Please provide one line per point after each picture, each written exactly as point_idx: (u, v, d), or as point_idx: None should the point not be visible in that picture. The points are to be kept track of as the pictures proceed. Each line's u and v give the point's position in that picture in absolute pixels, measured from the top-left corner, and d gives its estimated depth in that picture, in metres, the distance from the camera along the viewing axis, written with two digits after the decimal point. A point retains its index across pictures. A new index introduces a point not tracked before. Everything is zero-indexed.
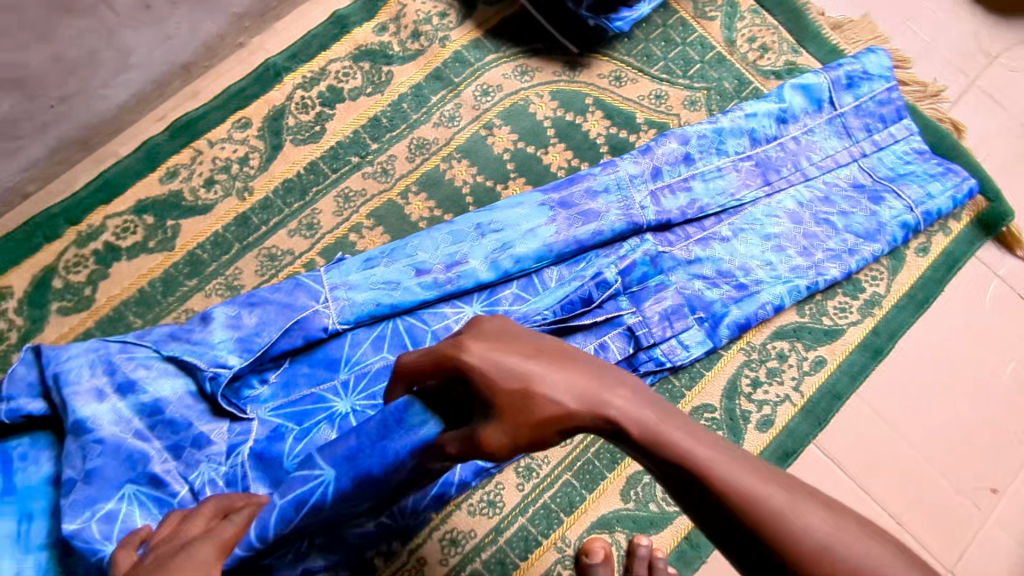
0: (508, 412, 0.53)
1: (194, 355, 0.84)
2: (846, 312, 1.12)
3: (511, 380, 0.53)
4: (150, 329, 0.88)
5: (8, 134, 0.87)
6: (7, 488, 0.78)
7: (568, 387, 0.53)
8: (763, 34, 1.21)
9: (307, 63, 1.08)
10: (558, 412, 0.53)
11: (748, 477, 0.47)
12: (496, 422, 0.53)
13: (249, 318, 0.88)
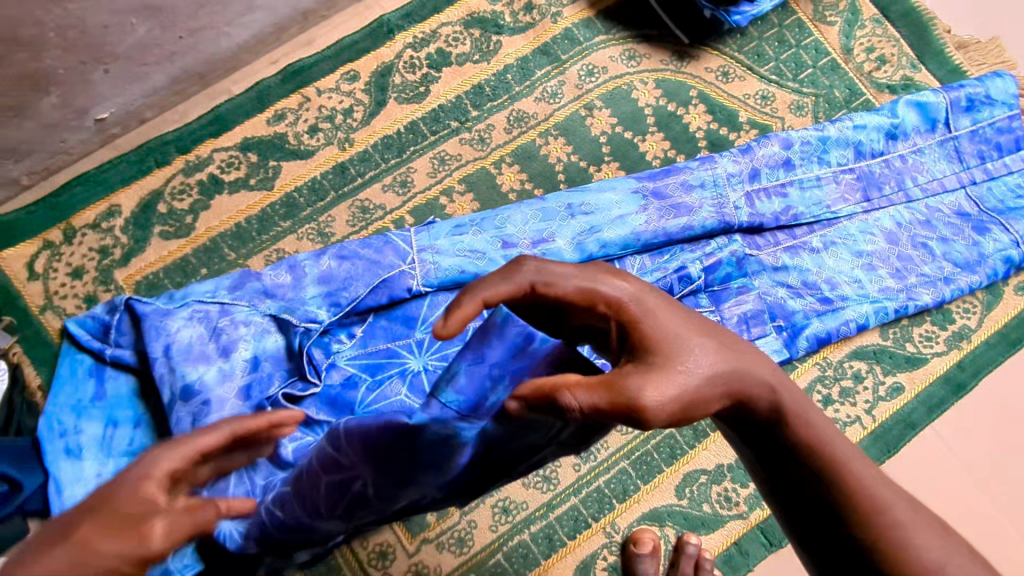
0: (673, 373, 0.48)
1: (289, 313, 0.89)
2: (932, 342, 1.08)
3: (677, 334, 0.50)
4: (244, 279, 0.92)
5: (137, 59, 0.90)
6: (98, 395, 0.87)
7: (728, 357, 0.50)
8: (882, 45, 1.17)
9: (420, 24, 1.09)
10: (717, 387, 0.49)
11: (879, 487, 0.50)
12: (661, 383, 0.47)
13: (339, 272, 0.92)
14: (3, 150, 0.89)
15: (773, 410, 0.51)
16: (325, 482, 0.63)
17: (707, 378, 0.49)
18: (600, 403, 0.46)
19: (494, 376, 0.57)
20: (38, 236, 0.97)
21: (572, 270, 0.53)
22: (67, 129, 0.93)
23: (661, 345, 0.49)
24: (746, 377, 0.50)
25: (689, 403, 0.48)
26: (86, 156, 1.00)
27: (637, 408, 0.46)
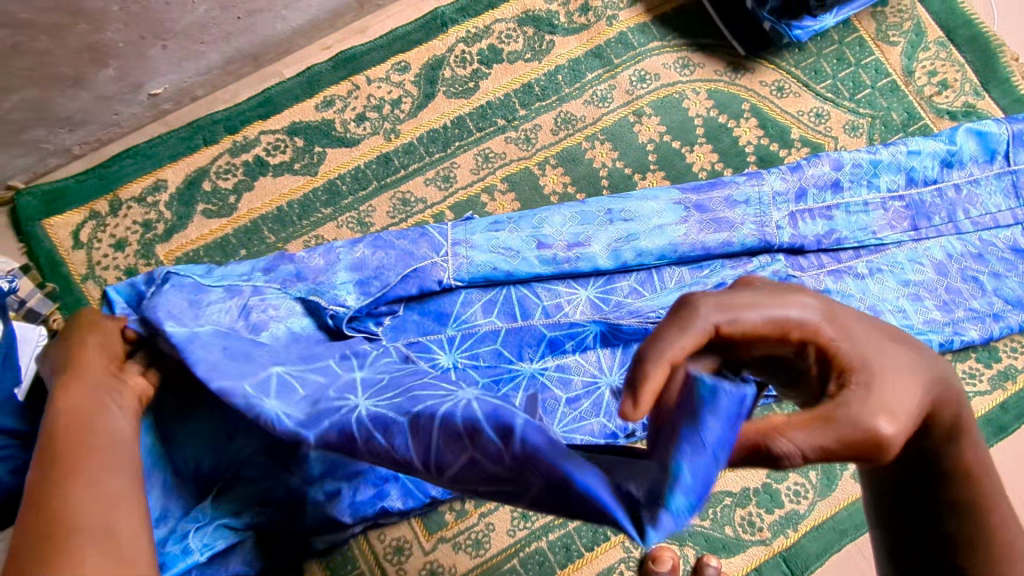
0: (885, 390, 0.44)
1: (317, 296, 0.88)
2: (975, 380, 1.05)
3: (880, 354, 0.46)
4: (277, 261, 0.92)
5: (195, 38, 0.91)
6: None
7: (924, 381, 0.47)
8: (945, 69, 1.13)
9: (474, 19, 1.08)
10: (918, 406, 0.46)
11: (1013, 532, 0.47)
12: (875, 400, 0.43)
13: (373, 259, 0.91)
14: (58, 119, 0.91)
15: (944, 436, 0.48)
16: (466, 461, 0.51)
17: (909, 394, 0.45)
18: (819, 433, 0.42)
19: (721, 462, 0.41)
20: (85, 206, 0.98)
21: (768, 305, 0.46)
22: (120, 102, 0.94)
23: (867, 361, 0.45)
24: (935, 387, 0.47)
25: (898, 428, 0.44)
26: (137, 129, 1.01)
27: (855, 436, 0.42)
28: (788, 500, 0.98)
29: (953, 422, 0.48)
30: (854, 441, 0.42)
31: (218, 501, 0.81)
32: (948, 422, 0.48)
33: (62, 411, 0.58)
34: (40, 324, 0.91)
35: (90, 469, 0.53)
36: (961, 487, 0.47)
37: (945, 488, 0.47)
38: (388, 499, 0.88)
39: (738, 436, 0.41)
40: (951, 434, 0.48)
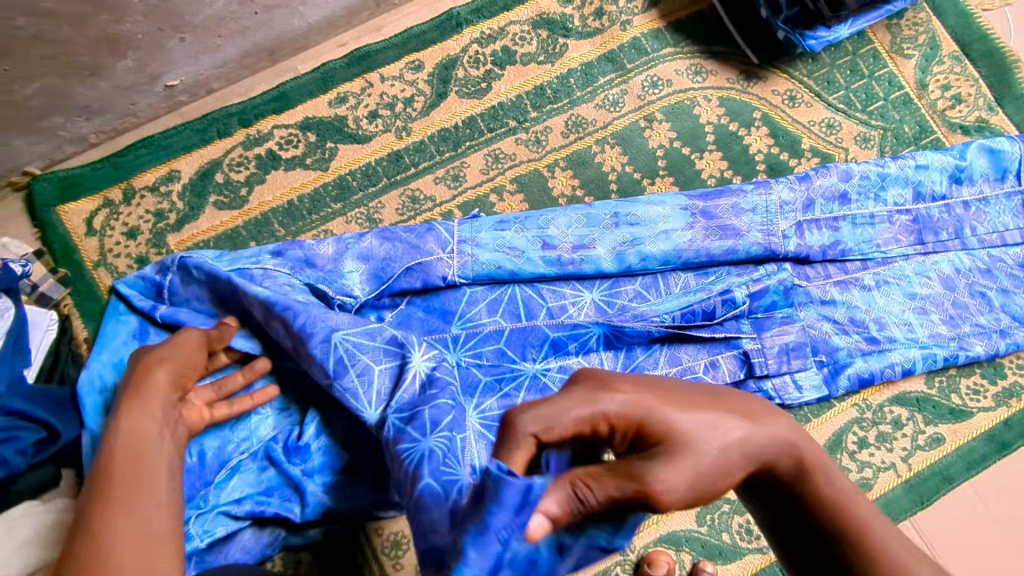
0: (689, 455, 0.54)
1: (325, 284, 0.91)
2: (979, 396, 1.04)
3: (678, 423, 0.56)
4: (286, 246, 0.93)
5: (212, 31, 0.92)
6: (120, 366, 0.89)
7: (734, 436, 0.56)
8: (960, 83, 1.13)
9: (488, 20, 1.09)
10: (731, 462, 0.56)
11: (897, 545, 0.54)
12: (676, 462, 0.54)
13: (380, 250, 0.93)
14: (76, 107, 0.92)
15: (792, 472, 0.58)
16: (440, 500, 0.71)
17: (720, 452, 0.56)
18: (613, 485, 0.51)
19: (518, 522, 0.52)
20: (99, 194, 1.00)
21: (582, 402, 0.56)
22: (137, 92, 0.96)
23: (674, 430, 0.55)
24: (760, 442, 0.57)
25: (700, 487, 0.54)
26: (153, 120, 1.02)
27: (647, 495, 0.52)
28: None
29: (795, 466, 0.58)
30: (651, 501, 0.52)
31: (219, 489, 0.83)
32: (792, 467, 0.58)
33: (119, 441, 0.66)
34: (50, 309, 0.94)
35: (131, 505, 0.60)
36: (827, 517, 0.56)
37: (815, 520, 0.57)
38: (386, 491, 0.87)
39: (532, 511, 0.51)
40: (802, 475, 0.58)
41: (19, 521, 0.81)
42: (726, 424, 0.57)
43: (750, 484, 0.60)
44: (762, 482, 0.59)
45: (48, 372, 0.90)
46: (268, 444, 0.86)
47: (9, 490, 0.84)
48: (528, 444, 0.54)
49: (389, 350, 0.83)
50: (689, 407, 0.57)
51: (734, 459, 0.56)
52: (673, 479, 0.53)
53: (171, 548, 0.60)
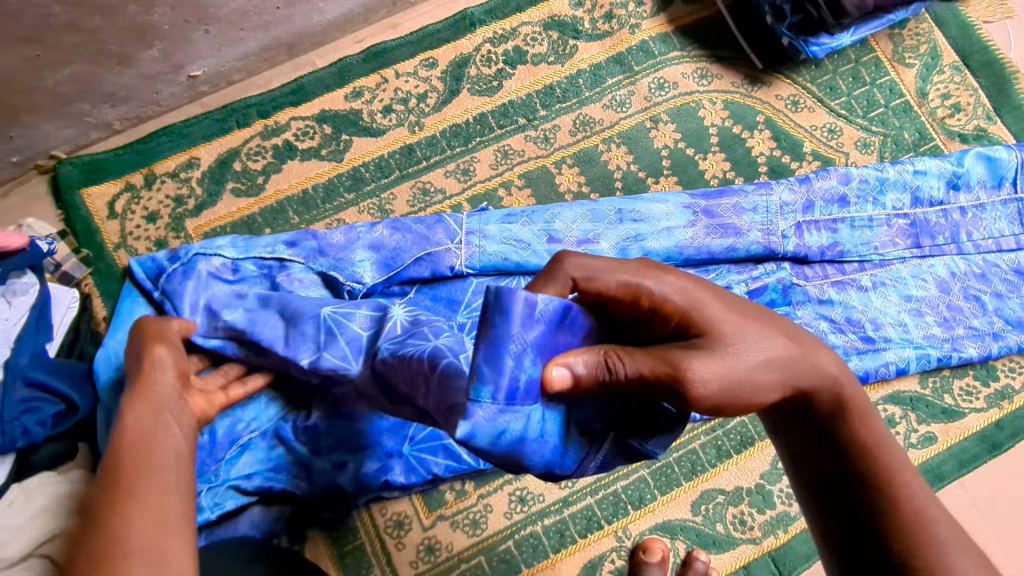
0: (734, 360, 0.57)
1: (337, 271, 0.94)
2: (971, 397, 1.07)
3: (725, 325, 0.59)
4: (301, 237, 0.96)
5: (236, 24, 0.96)
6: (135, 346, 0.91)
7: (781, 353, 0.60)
8: (959, 93, 1.16)
9: (501, 21, 1.13)
10: (772, 377, 0.59)
11: (919, 491, 0.59)
12: (722, 365, 0.56)
13: (390, 240, 0.96)
14: (102, 94, 0.96)
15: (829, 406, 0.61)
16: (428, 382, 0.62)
17: (764, 368, 0.59)
18: (644, 364, 0.54)
19: (523, 351, 0.51)
20: (121, 178, 1.03)
21: (629, 277, 0.60)
22: (161, 82, 0.99)
23: (726, 335, 0.58)
24: (803, 368, 0.60)
25: (736, 391, 0.57)
26: (175, 109, 1.06)
27: (677, 378, 0.54)
28: (780, 502, 1.00)
29: (836, 401, 0.61)
30: (683, 388, 0.54)
31: (230, 464, 0.86)
32: (830, 402, 0.61)
33: (127, 427, 0.63)
34: (72, 287, 0.98)
35: (141, 487, 0.57)
36: (857, 456, 0.60)
37: (847, 456, 0.61)
38: (391, 473, 0.90)
39: (535, 333, 0.52)
40: (839, 412, 0.61)
41: (37, 490, 0.86)
42: (770, 341, 0.60)
43: (785, 412, 0.64)
44: (799, 411, 0.63)
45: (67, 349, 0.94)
46: (279, 423, 0.88)
47: (28, 461, 0.88)
48: (564, 282, 0.59)
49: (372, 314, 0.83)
50: (735, 315, 0.60)
51: (777, 379, 0.59)
52: (716, 380, 0.55)
53: (186, 533, 0.56)
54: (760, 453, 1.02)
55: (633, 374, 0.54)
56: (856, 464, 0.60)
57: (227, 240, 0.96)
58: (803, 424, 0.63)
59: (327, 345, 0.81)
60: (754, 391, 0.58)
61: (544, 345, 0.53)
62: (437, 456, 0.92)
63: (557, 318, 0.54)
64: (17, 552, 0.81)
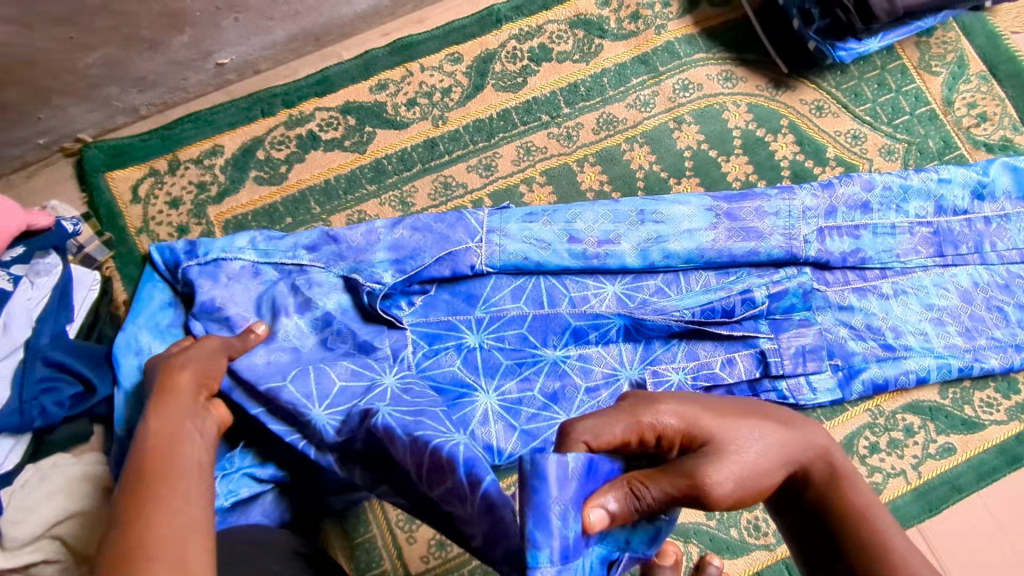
0: (731, 457, 0.57)
1: (358, 273, 0.93)
2: (992, 409, 1.05)
3: (716, 421, 0.60)
4: (321, 242, 0.96)
5: (265, 13, 0.96)
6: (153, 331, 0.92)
7: (771, 441, 0.60)
8: (985, 103, 1.15)
9: (527, 18, 1.13)
10: (765, 462, 0.59)
11: (911, 556, 0.54)
12: (717, 463, 0.56)
13: (411, 241, 0.96)
14: (131, 79, 0.96)
15: (823, 483, 0.59)
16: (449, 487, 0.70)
17: (756, 457, 0.58)
18: (666, 483, 0.55)
19: (563, 511, 0.52)
20: (145, 163, 1.04)
21: (635, 412, 0.58)
22: (189, 68, 1.00)
23: (711, 429, 0.59)
24: (792, 447, 0.60)
25: (741, 486, 0.57)
26: (201, 97, 1.07)
27: (690, 485, 0.54)
28: None
29: (828, 474, 0.59)
30: (698, 493, 0.54)
31: (244, 451, 0.88)
32: (825, 480, 0.59)
33: (150, 438, 0.64)
34: (93, 270, 0.98)
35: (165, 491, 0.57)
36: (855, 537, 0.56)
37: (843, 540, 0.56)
38: None
39: (573, 488, 0.52)
40: (832, 486, 0.59)
41: (51, 470, 0.87)
42: (761, 430, 0.60)
43: (786, 501, 0.61)
44: (795, 499, 0.60)
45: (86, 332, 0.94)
46: None
47: (44, 442, 0.89)
48: (579, 450, 0.55)
49: (354, 367, 0.88)
50: (725, 413, 0.61)
51: (770, 464, 0.59)
52: (716, 479, 0.55)
53: (208, 536, 0.55)
54: None
55: (660, 491, 0.54)
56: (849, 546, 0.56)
57: (251, 233, 0.97)
58: (803, 514, 0.60)
59: (295, 377, 0.86)
60: (749, 485, 0.57)
61: (581, 494, 0.53)
62: None
63: (592, 470, 0.54)
64: (29, 532, 0.83)
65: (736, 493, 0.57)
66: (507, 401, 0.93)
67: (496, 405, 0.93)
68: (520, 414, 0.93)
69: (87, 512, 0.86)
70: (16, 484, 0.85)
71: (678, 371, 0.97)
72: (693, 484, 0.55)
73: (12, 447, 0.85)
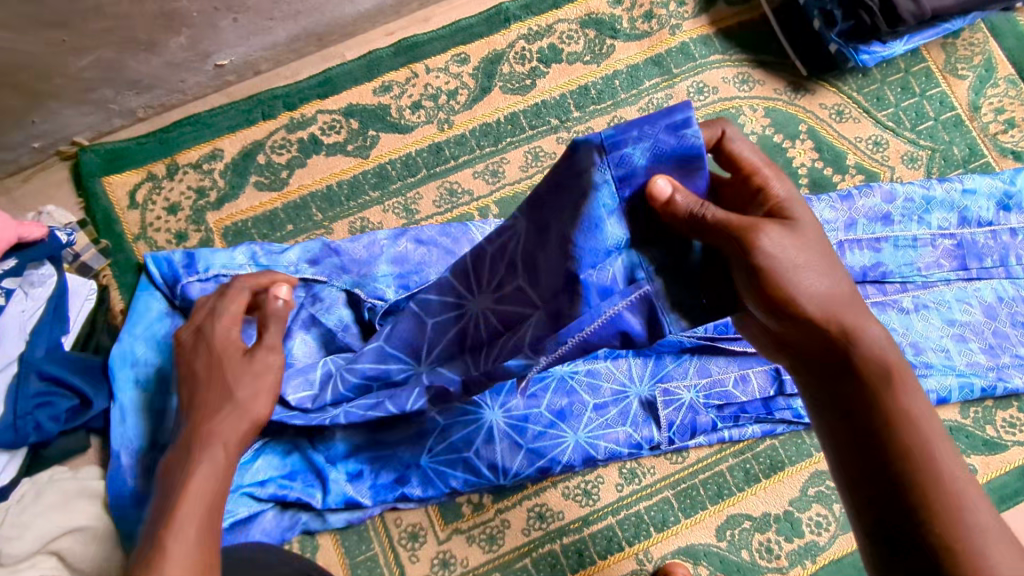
0: (797, 243, 0.60)
1: (360, 288, 0.90)
2: (1015, 430, 1.02)
3: (803, 222, 0.62)
4: (322, 255, 0.93)
5: (265, 13, 0.93)
6: (150, 342, 0.90)
7: (830, 295, 0.61)
8: (1013, 108, 1.11)
9: (536, 17, 1.09)
10: (827, 306, 0.61)
11: (952, 469, 0.57)
12: (784, 238, 0.59)
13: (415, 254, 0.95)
14: (127, 81, 0.93)
15: (878, 373, 0.60)
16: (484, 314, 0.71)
17: (814, 284, 0.61)
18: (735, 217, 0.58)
19: (643, 135, 0.56)
20: (143, 167, 1.01)
21: (759, 160, 0.64)
22: (187, 70, 0.97)
23: (797, 225, 0.62)
24: (850, 314, 0.61)
25: (797, 273, 0.60)
26: (200, 98, 1.03)
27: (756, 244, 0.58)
28: (809, 531, 0.96)
29: (880, 370, 0.61)
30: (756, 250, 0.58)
31: (243, 469, 0.85)
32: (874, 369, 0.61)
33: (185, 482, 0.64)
34: (89, 278, 0.95)
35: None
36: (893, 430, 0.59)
37: (884, 433, 0.59)
38: (408, 485, 0.90)
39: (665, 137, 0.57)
40: (880, 384, 0.60)
41: (48, 486, 0.85)
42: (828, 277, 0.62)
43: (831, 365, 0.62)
44: (842, 374, 0.62)
45: (83, 342, 0.92)
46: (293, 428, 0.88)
47: (39, 456, 0.87)
48: (714, 131, 0.64)
49: None
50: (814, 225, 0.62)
51: (818, 307, 0.61)
52: (774, 247, 0.58)
53: None
54: (789, 478, 0.98)
55: (718, 217, 0.57)
56: (881, 435, 0.59)
57: (252, 245, 0.94)
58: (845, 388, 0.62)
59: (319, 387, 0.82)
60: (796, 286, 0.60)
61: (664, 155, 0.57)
62: (456, 469, 0.90)
63: (684, 157, 0.58)
64: (24, 549, 0.80)
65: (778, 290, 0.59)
66: (513, 418, 0.91)
67: (502, 422, 0.91)
68: (527, 432, 0.91)
69: (83, 528, 0.84)
70: (11, 499, 0.83)
71: (690, 389, 0.94)
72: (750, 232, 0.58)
73: (8, 461, 0.83)
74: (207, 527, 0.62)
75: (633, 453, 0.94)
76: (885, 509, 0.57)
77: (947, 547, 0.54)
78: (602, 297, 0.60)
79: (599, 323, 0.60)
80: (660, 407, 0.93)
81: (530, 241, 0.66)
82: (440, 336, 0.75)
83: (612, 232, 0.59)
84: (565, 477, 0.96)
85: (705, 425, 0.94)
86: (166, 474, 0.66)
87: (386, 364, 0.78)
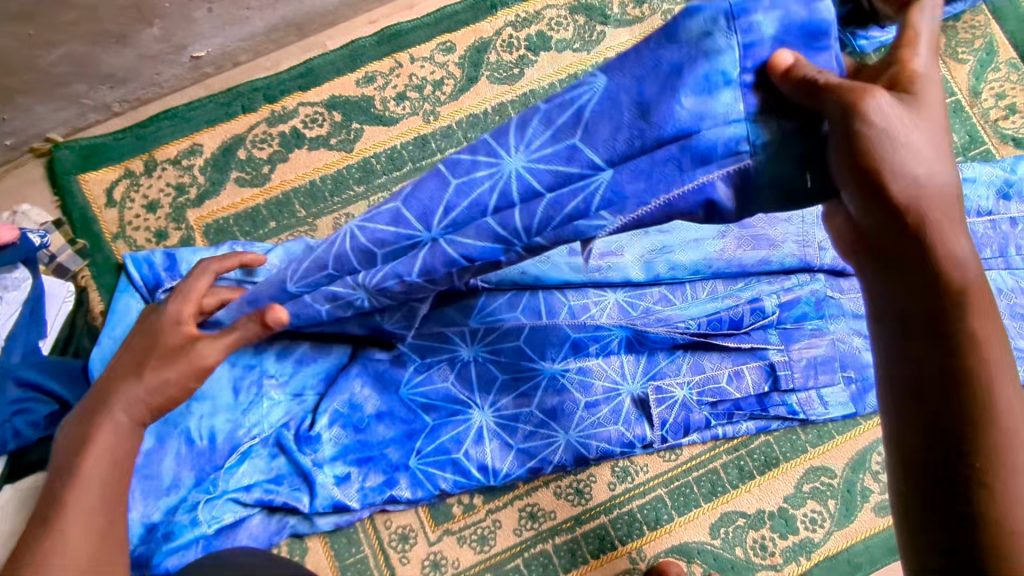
0: (908, 119, 0.47)
1: None
2: None
3: (931, 98, 0.47)
4: None
5: (241, 2, 0.89)
6: None
7: (931, 189, 0.48)
8: (1014, 93, 1.08)
9: (524, 3, 1.06)
10: (926, 203, 0.48)
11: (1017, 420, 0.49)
12: (896, 113, 0.46)
13: None
14: (100, 75, 0.90)
15: (962, 293, 0.49)
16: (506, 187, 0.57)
17: (920, 170, 0.47)
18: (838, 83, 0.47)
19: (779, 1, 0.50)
20: (120, 164, 0.98)
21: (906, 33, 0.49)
22: (162, 63, 0.93)
23: (918, 100, 0.47)
24: (949, 217, 0.49)
25: (897, 159, 0.46)
26: (178, 92, 1.00)
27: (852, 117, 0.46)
28: (803, 527, 0.95)
29: (966, 291, 0.49)
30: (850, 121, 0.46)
31: (229, 474, 0.85)
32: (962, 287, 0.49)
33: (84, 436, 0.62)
34: (67, 280, 0.93)
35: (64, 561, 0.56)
36: (964, 362, 0.49)
37: (955, 361, 0.49)
38: (397, 487, 0.89)
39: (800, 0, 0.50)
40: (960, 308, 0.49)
41: None
42: (931, 166, 0.48)
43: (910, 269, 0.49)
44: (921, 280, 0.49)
45: (62, 345, 0.90)
46: (279, 431, 0.87)
47: (20, 462, 0.84)
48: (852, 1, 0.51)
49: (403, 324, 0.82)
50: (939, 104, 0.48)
51: (916, 202, 0.47)
52: (884, 123, 0.46)
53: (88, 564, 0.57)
54: (784, 475, 0.97)
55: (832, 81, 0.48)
56: (953, 370, 0.49)
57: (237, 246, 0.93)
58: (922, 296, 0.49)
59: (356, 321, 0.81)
60: (899, 171, 0.47)
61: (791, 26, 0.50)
62: (445, 471, 0.89)
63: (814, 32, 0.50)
64: None
65: (873, 176, 0.47)
66: (503, 418, 0.90)
67: (491, 422, 0.90)
68: (517, 432, 0.90)
69: None
70: None
71: (682, 386, 0.92)
72: (855, 103, 0.46)
73: None
74: (112, 486, 0.61)
75: (625, 451, 0.93)
76: (937, 462, 0.49)
77: (989, 516, 0.47)
78: (700, 163, 0.51)
79: (687, 187, 0.52)
80: (652, 406, 0.91)
81: (618, 96, 0.52)
82: (461, 196, 0.57)
83: (725, 102, 0.50)
84: (557, 476, 0.94)
85: (698, 423, 0.93)
86: (75, 424, 0.64)
87: (398, 228, 0.61)
